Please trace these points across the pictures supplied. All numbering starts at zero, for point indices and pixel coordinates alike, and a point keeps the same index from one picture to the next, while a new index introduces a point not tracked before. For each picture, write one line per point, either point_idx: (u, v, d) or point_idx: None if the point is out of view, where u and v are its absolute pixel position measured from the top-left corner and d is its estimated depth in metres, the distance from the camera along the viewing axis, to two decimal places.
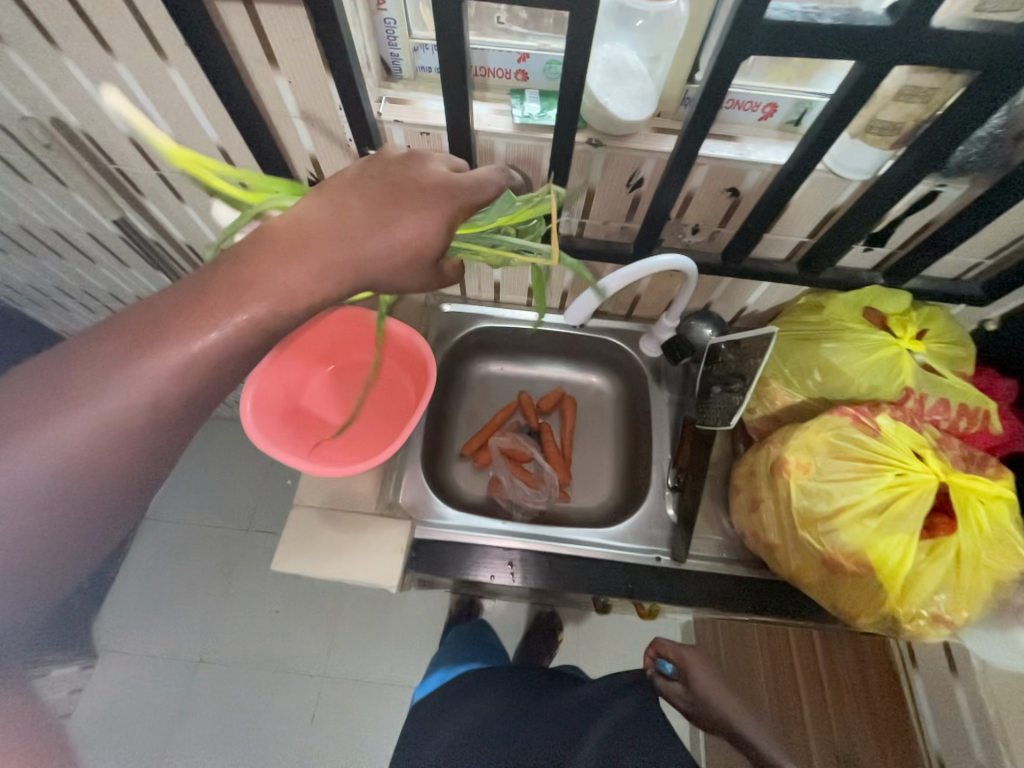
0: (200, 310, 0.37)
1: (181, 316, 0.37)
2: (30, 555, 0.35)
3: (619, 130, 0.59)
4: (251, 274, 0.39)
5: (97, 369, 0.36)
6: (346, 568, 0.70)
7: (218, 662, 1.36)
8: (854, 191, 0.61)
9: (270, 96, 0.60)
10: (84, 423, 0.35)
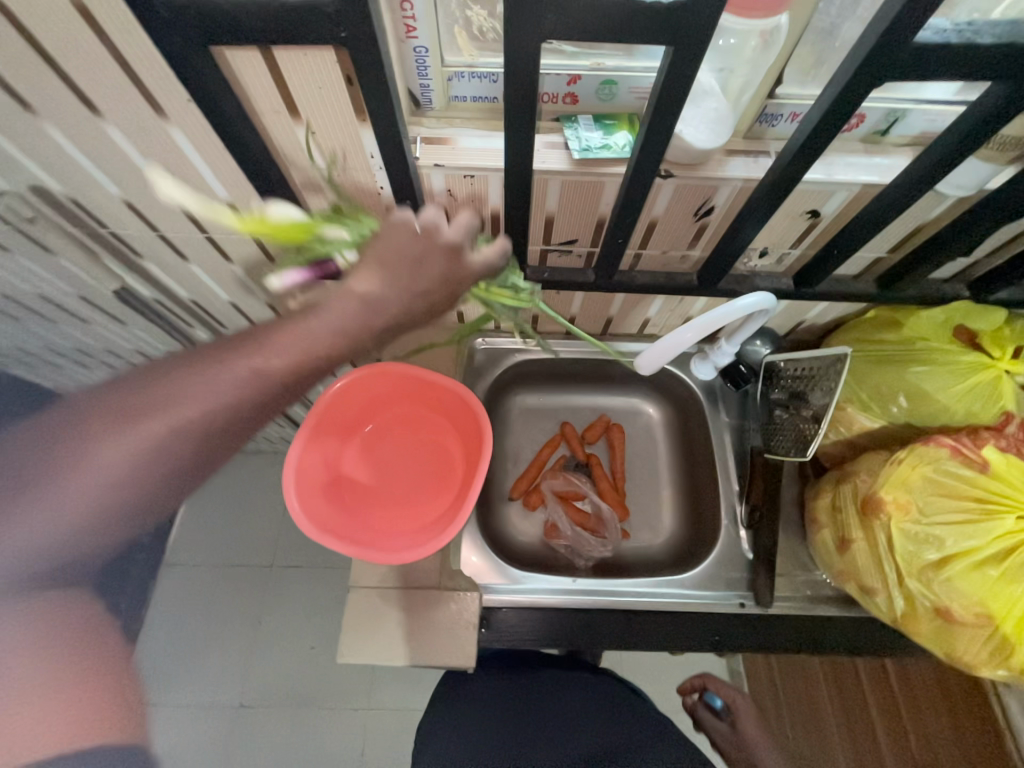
0: (253, 345, 0.44)
1: (237, 348, 0.44)
2: (84, 534, 0.41)
3: (695, 159, 0.52)
4: (304, 329, 0.44)
5: (175, 388, 0.43)
6: (414, 655, 0.65)
7: (260, 708, 1.32)
8: (949, 206, 0.55)
9: (289, 149, 0.52)
10: (155, 436, 0.42)
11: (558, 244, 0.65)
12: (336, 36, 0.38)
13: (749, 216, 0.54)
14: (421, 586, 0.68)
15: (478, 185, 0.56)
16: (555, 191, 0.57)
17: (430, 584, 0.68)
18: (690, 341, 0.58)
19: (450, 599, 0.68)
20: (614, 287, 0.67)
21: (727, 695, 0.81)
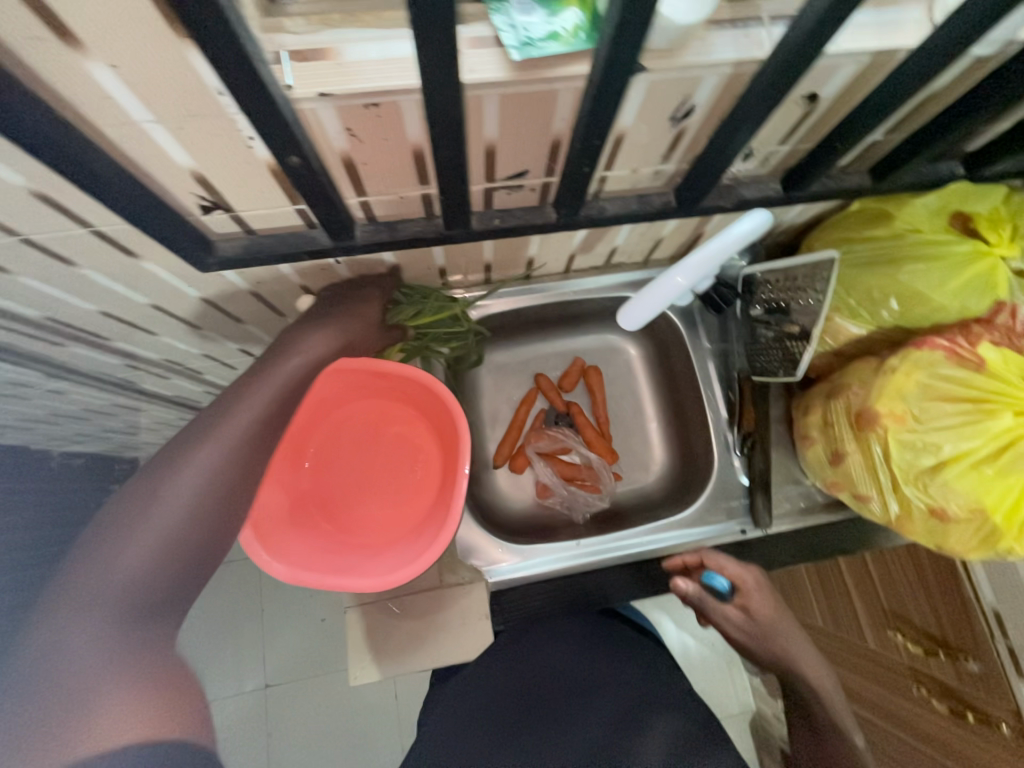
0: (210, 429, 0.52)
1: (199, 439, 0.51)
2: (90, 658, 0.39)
3: (673, 42, 0.38)
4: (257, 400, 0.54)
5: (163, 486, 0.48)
6: (432, 656, 0.62)
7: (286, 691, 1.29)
8: (965, 70, 0.45)
9: (85, 98, 0.34)
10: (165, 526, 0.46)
11: (505, 178, 0.51)
12: None
13: (744, 116, 0.43)
14: (422, 587, 0.64)
15: (388, 117, 0.40)
16: (493, 111, 0.42)
17: (433, 583, 0.64)
18: (683, 285, 0.50)
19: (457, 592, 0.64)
20: (580, 223, 0.56)
21: (740, 578, 0.67)
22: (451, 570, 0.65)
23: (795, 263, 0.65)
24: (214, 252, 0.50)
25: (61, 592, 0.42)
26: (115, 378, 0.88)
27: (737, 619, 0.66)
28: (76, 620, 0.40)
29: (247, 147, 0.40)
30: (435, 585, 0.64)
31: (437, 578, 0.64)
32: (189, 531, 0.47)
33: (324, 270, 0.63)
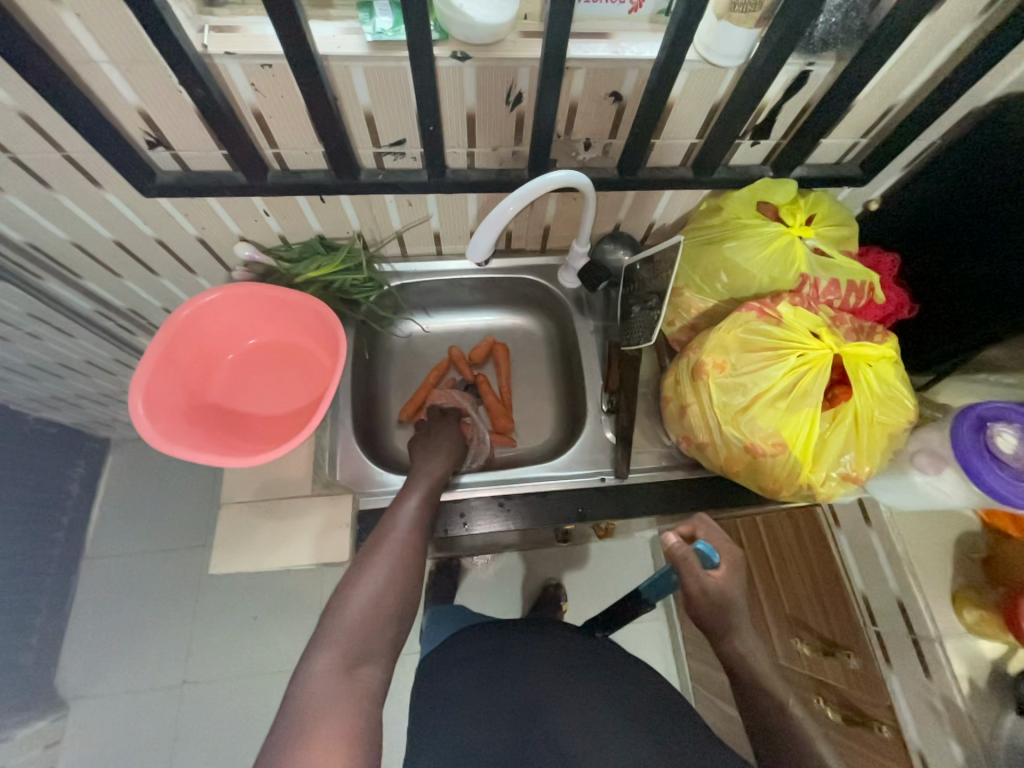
0: (386, 585, 0.60)
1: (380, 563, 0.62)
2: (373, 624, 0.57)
3: (485, 38, 0.54)
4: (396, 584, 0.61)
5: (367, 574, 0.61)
6: (317, 556, 0.67)
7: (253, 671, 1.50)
8: (731, 80, 0.60)
9: (60, 39, 0.50)
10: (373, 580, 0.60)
11: (388, 145, 0.66)
12: None
13: (548, 100, 0.58)
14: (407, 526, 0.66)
15: (281, 77, 0.55)
16: (362, 81, 0.57)
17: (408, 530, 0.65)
18: (511, 214, 0.61)
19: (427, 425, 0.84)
20: (452, 187, 0.70)
21: (720, 548, 0.65)
22: (436, 469, 0.74)
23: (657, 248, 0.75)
24: (155, 180, 0.65)
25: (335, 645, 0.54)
26: (87, 324, 1.01)
27: (713, 585, 0.62)
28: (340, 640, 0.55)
29: (177, 92, 0.56)
30: (402, 517, 0.66)
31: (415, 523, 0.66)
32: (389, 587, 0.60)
33: (257, 219, 0.77)
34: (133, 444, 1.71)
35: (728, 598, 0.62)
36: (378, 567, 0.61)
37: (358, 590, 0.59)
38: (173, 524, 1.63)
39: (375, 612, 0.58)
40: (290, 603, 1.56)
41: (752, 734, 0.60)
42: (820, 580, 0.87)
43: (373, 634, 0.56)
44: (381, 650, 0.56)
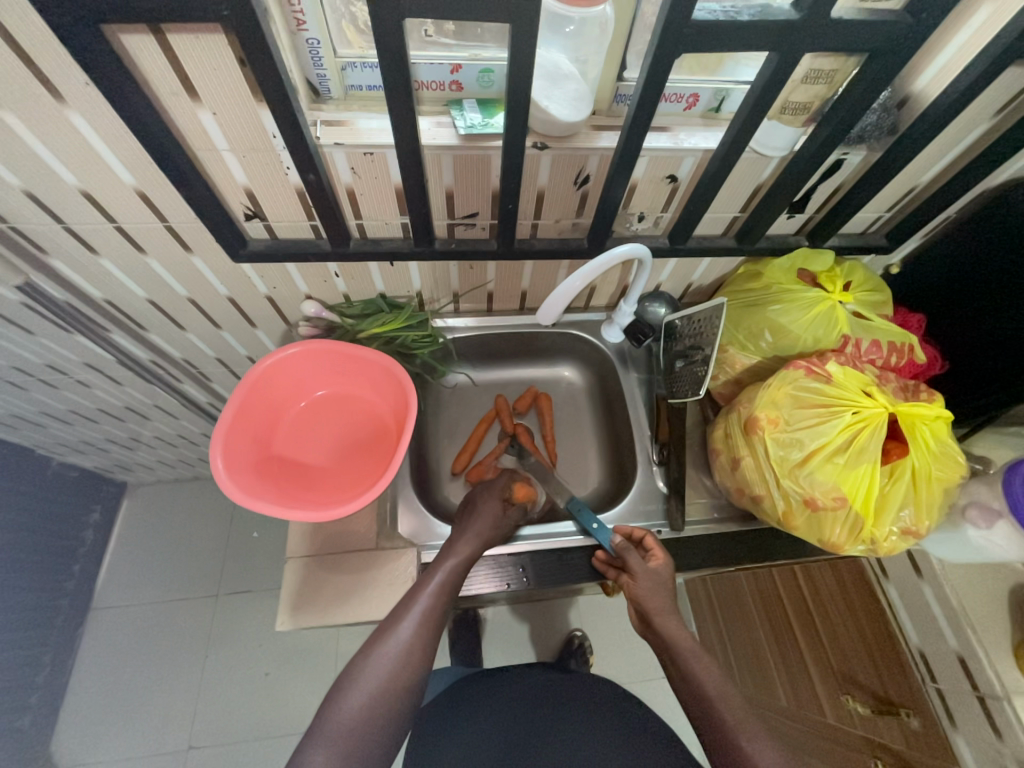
0: (379, 677, 0.59)
1: (377, 652, 0.61)
2: (363, 720, 0.57)
3: (562, 132, 0.61)
4: (395, 679, 0.59)
5: (365, 664, 0.60)
6: (298, 622, 0.67)
7: (258, 736, 1.41)
8: (776, 166, 0.67)
9: (191, 131, 0.55)
10: (369, 672, 0.59)
11: (461, 217, 0.71)
12: (218, 13, 0.42)
13: (615, 183, 0.64)
14: (416, 625, 0.62)
15: (379, 163, 0.62)
16: (449, 165, 0.64)
17: (415, 631, 0.62)
18: (579, 289, 0.67)
19: (474, 493, 0.79)
20: (516, 254, 0.75)
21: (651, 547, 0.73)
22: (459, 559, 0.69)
23: (702, 309, 0.81)
24: (246, 248, 0.70)
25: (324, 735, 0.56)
26: (139, 372, 1.04)
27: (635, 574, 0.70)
28: (322, 739, 0.56)
29: (284, 174, 0.61)
30: (411, 615, 0.63)
31: (424, 625, 0.62)
32: (388, 682, 0.59)
33: (326, 280, 0.81)
34: (151, 489, 1.69)
35: (657, 577, 0.71)
36: (376, 656, 0.60)
37: (354, 679, 0.59)
38: (187, 574, 1.59)
39: (369, 716, 0.57)
40: (304, 658, 1.49)
41: (687, 703, 0.62)
42: (873, 634, 0.89)
43: (366, 737, 0.56)
44: (376, 749, 0.56)
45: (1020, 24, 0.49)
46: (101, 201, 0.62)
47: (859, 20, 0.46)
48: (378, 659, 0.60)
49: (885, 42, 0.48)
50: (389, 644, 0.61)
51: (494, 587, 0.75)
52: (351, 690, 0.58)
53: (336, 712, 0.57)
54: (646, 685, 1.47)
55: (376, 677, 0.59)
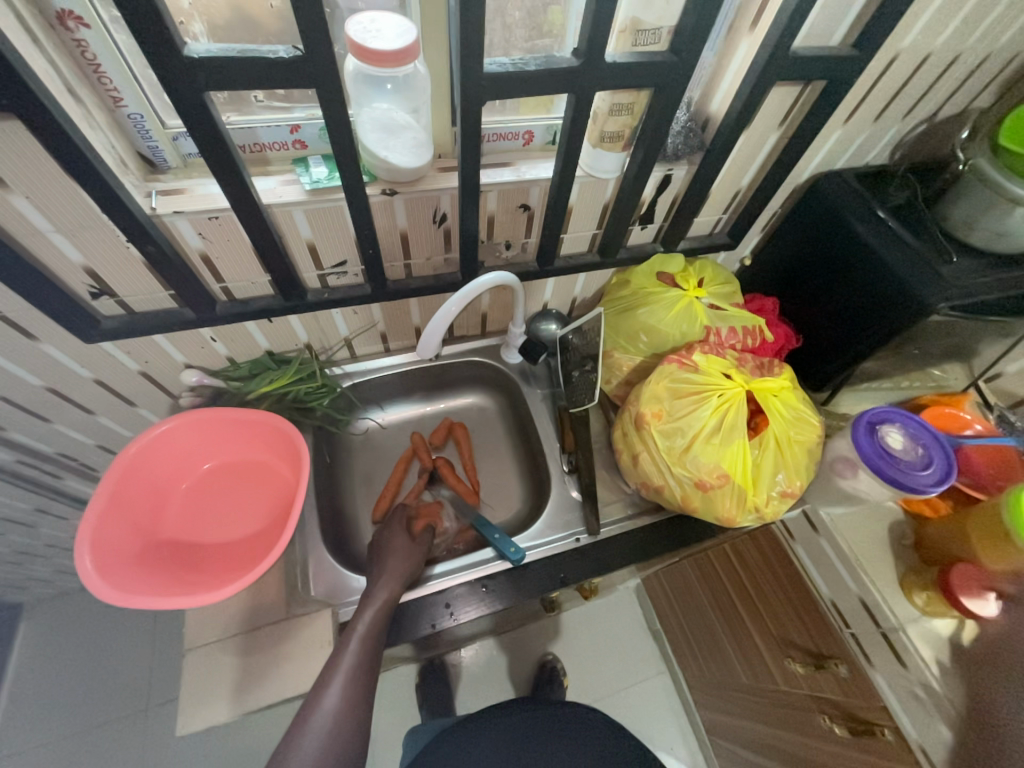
0: (321, 737, 0.56)
1: (316, 713, 0.57)
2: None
3: (408, 177, 0.64)
4: (340, 734, 0.57)
5: (304, 727, 0.57)
6: (203, 720, 0.61)
7: None
8: (614, 186, 0.74)
9: (6, 217, 0.53)
10: (311, 735, 0.56)
11: (331, 266, 0.72)
12: (0, 102, 0.41)
13: (468, 218, 0.68)
14: (343, 686, 0.59)
15: (228, 225, 0.61)
16: (303, 220, 0.64)
17: (342, 696, 0.58)
18: (454, 313, 0.69)
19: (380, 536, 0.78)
20: (394, 294, 0.77)
21: None
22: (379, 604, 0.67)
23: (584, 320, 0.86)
24: (99, 327, 0.66)
25: None
26: (5, 477, 0.93)
27: None
28: None
29: (125, 247, 0.59)
30: (336, 678, 0.59)
31: (350, 685, 0.59)
32: (333, 739, 0.56)
33: (203, 346, 0.78)
34: (51, 604, 1.49)
35: None
36: (314, 716, 0.57)
37: (294, 746, 0.56)
38: (105, 694, 1.40)
39: None
40: (254, 758, 1.35)
41: None
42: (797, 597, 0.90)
43: None
44: None
45: (765, 54, 0.59)
46: None
47: (631, 60, 0.53)
48: (319, 720, 0.57)
49: (659, 77, 0.56)
50: (329, 699, 0.58)
51: (421, 631, 0.72)
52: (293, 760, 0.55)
53: None
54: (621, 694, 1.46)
55: (318, 737, 0.56)
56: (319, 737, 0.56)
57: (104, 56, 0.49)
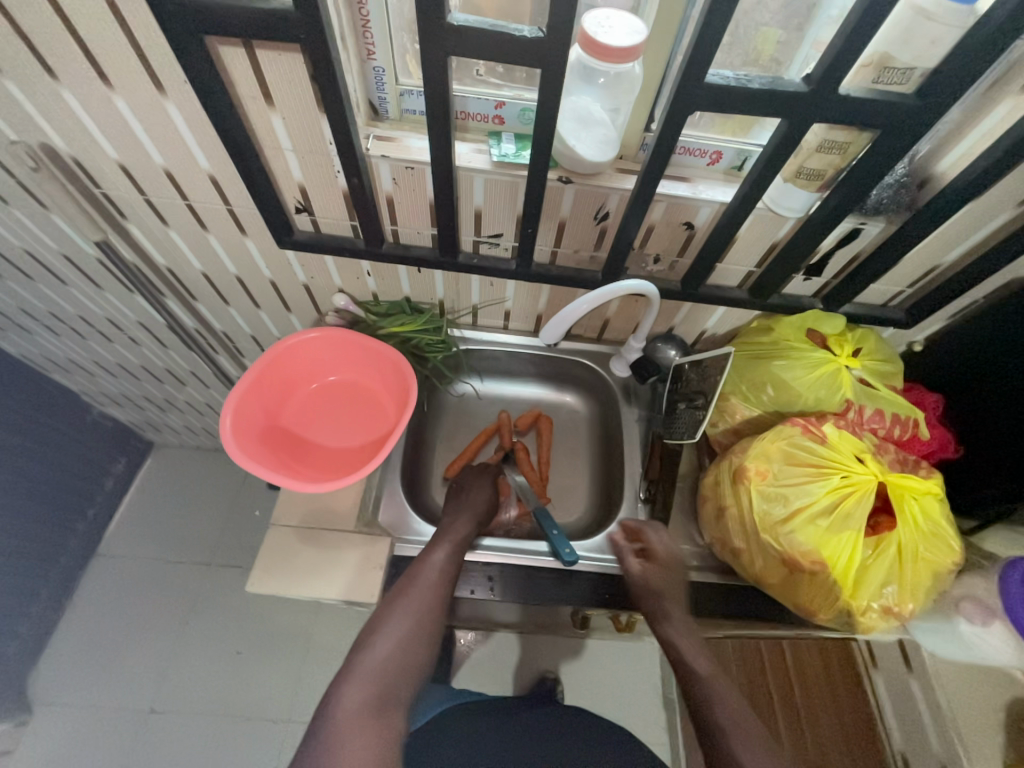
0: (427, 581, 0.68)
1: (423, 562, 0.70)
2: (418, 609, 0.66)
3: (586, 169, 0.66)
4: (441, 584, 0.69)
5: (415, 571, 0.70)
6: (267, 586, 0.70)
7: (215, 712, 1.42)
8: (791, 226, 0.70)
9: (263, 130, 0.64)
10: (421, 576, 0.69)
11: (487, 236, 0.77)
12: (296, 37, 0.50)
13: (630, 223, 0.68)
14: (442, 563, 0.70)
15: (418, 177, 0.68)
16: (480, 187, 0.70)
17: (444, 562, 0.70)
18: (584, 311, 0.70)
19: (465, 478, 0.86)
20: (532, 276, 0.79)
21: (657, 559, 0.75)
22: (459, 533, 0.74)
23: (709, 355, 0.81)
24: (292, 237, 0.77)
25: (379, 624, 0.66)
26: (183, 338, 1.14)
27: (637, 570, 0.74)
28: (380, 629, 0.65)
29: (334, 176, 0.69)
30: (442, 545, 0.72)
31: (450, 556, 0.71)
32: (436, 586, 0.68)
33: (359, 277, 0.88)
34: (174, 450, 1.80)
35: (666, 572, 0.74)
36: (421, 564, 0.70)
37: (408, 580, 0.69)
38: (188, 538, 1.65)
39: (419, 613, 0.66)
40: (276, 642, 1.51)
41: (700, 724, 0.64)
42: (851, 726, 0.84)
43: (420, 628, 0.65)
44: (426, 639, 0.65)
45: None
46: (178, 180, 0.72)
47: (868, 96, 0.49)
48: (424, 571, 0.69)
49: (892, 118, 0.51)
50: (434, 558, 0.70)
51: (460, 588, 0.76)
52: (406, 590, 0.68)
53: (395, 605, 0.67)
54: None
55: (425, 579, 0.68)
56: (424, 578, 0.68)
57: (375, 13, 0.56)
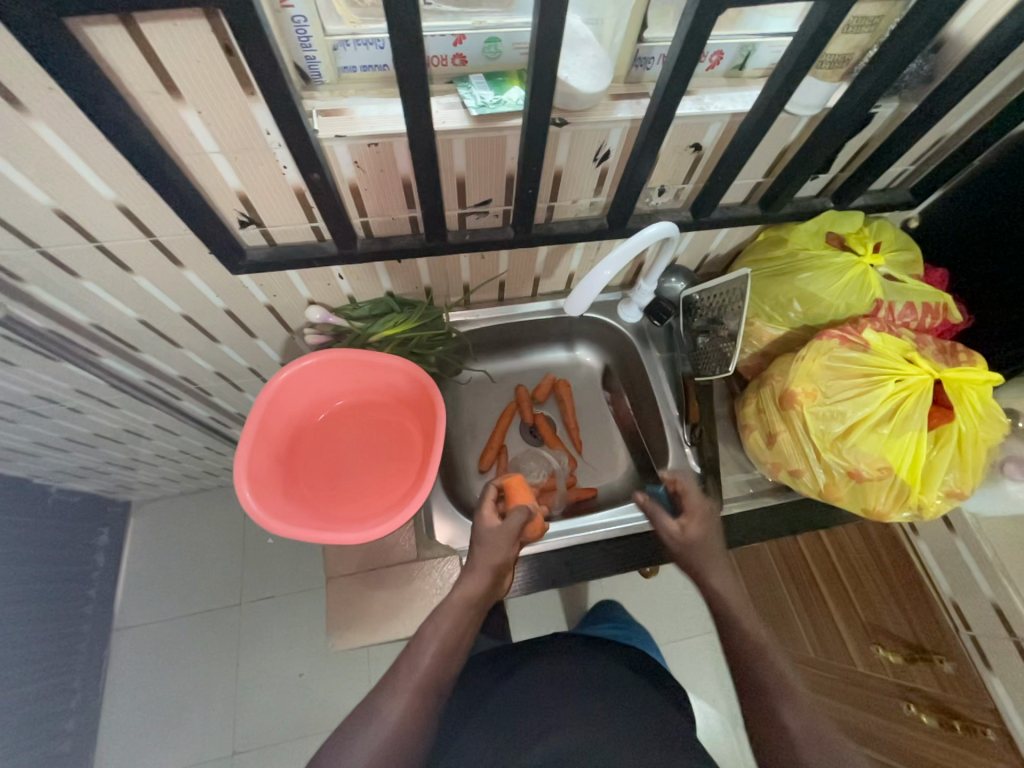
0: (432, 640, 0.57)
1: (433, 620, 0.59)
2: (417, 685, 0.54)
3: (583, 105, 0.56)
4: (448, 649, 0.57)
5: (422, 632, 0.58)
6: (349, 640, 0.66)
7: (296, 735, 1.43)
8: (804, 125, 0.63)
9: (175, 134, 0.49)
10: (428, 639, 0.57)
11: (474, 205, 0.67)
12: None
13: (641, 158, 0.60)
14: (453, 617, 0.59)
15: (385, 154, 0.56)
16: (460, 149, 0.58)
17: (455, 614, 0.59)
18: (609, 277, 0.64)
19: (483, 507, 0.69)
20: (534, 240, 0.71)
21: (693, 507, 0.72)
22: (469, 593, 0.61)
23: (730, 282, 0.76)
24: (245, 258, 0.64)
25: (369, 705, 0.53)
26: (133, 393, 0.98)
27: (674, 532, 0.71)
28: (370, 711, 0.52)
29: (281, 174, 0.56)
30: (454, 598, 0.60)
31: (464, 609, 0.59)
32: (445, 651, 0.57)
33: (330, 284, 0.76)
34: (156, 505, 1.64)
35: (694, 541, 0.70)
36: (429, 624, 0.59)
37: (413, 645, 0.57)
38: (209, 586, 1.57)
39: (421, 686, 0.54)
40: (337, 658, 1.50)
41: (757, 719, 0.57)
42: (900, 589, 0.88)
43: (422, 704, 0.53)
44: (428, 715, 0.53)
45: None
46: (79, 221, 0.57)
47: None
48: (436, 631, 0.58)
49: None
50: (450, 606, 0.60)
51: (517, 585, 0.75)
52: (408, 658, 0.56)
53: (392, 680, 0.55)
54: (689, 641, 1.42)
55: (435, 643, 0.57)
56: (431, 641, 0.57)
57: None
